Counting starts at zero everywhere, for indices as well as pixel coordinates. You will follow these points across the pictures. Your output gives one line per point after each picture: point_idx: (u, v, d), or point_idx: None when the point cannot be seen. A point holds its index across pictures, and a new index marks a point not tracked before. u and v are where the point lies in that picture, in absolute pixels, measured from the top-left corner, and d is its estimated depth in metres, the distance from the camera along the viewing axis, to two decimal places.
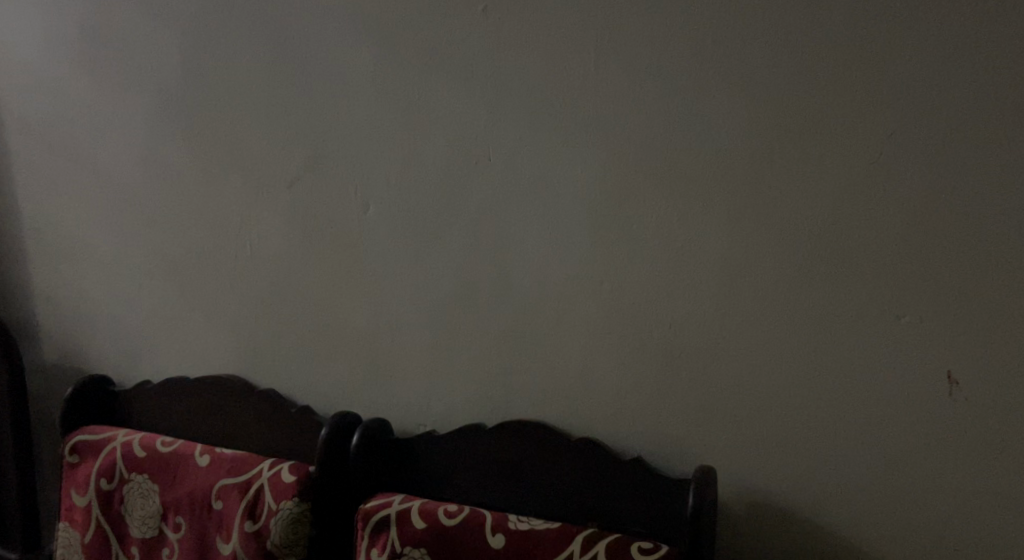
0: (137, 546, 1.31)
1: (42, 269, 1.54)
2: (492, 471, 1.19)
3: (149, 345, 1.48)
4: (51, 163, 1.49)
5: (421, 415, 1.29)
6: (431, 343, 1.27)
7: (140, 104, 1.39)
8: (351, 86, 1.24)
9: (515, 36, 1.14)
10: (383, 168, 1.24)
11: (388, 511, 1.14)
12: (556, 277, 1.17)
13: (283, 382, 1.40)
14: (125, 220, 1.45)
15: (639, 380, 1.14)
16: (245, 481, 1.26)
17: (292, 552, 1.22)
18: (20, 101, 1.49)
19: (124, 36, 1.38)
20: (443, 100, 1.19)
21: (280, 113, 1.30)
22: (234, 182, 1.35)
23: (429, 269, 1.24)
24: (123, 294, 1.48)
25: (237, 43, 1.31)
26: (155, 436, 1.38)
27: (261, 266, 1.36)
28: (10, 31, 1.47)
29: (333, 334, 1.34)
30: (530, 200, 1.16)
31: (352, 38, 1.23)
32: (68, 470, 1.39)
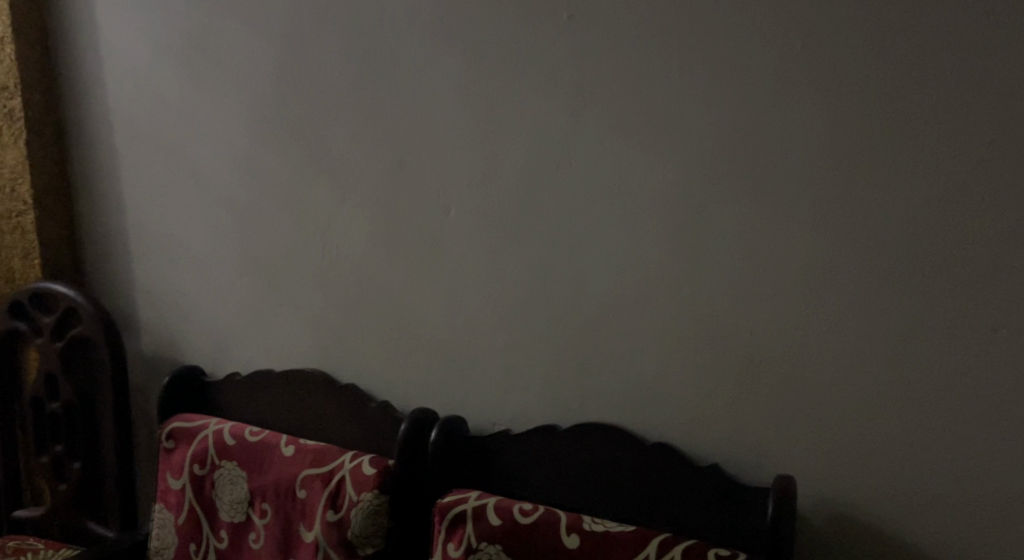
0: (226, 530, 1.38)
1: (143, 264, 1.64)
2: (566, 472, 1.20)
3: (240, 338, 1.56)
4: (154, 165, 1.58)
5: (497, 414, 1.32)
6: (508, 344, 1.29)
7: (236, 109, 1.46)
8: (436, 91, 1.28)
9: (599, 42, 1.15)
10: (465, 170, 1.27)
11: (464, 507, 1.17)
12: (634, 281, 1.17)
13: (363, 378, 1.45)
14: (220, 220, 1.53)
15: (716, 386, 1.14)
16: (328, 472, 1.31)
17: (370, 543, 1.26)
18: (127, 105, 1.58)
19: (223, 44, 1.45)
20: (525, 106, 1.21)
21: (368, 118, 1.34)
22: (322, 184, 1.41)
23: (508, 272, 1.27)
24: (216, 289, 1.56)
25: (327, 51, 1.36)
26: (244, 426, 1.45)
27: (346, 265, 1.42)
28: (118, 40, 1.56)
29: (413, 332, 1.37)
30: (609, 204, 1.17)
31: (438, 45, 1.26)
32: (165, 455, 1.48)
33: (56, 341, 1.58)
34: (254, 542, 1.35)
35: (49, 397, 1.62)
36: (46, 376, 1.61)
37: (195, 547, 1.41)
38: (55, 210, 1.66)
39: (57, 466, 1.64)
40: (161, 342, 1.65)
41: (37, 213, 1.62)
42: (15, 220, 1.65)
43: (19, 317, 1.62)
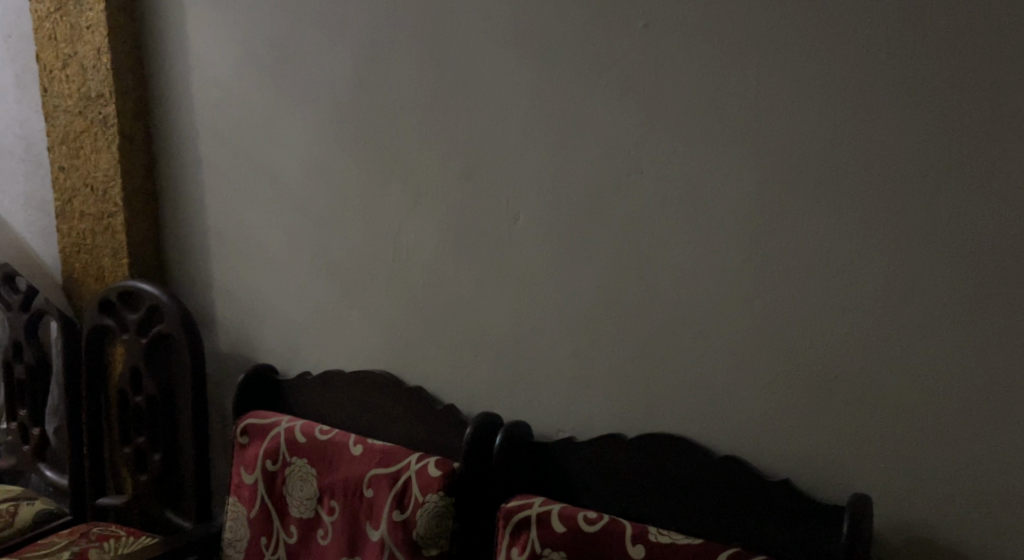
0: (296, 525, 1.42)
1: (222, 265, 1.70)
2: (631, 482, 1.19)
3: (312, 339, 1.60)
4: (235, 170, 1.64)
5: (562, 422, 1.32)
6: (575, 351, 1.29)
7: (315, 116, 1.51)
8: (508, 99, 1.29)
9: (673, 51, 1.14)
10: (535, 177, 1.28)
11: (528, 512, 1.18)
12: (705, 291, 1.16)
13: (429, 380, 1.47)
14: (296, 224, 1.57)
15: (788, 400, 1.11)
16: (395, 472, 1.33)
17: (435, 544, 1.28)
18: (212, 113, 1.65)
19: (303, 53, 1.50)
20: (597, 114, 1.21)
21: (441, 126, 1.37)
22: (395, 189, 1.44)
23: (576, 279, 1.27)
24: (290, 290, 1.61)
25: (403, 59, 1.39)
26: (315, 424, 1.49)
27: (415, 269, 1.44)
28: (205, 49, 1.63)
29: (480, 336, 1.39)
30: (680, 213, 1.16)
31: (512, 53, 1.28)
32: (239, 450, 1.53)
33: (141, 336, 1.66)
34: (322, 538, 1.39)
35: (133, 390, 1.70)
36: (131, 370, 1.69)
37: (266, 541, 1.46)
38: (142, 212, 1.73)
39: (139, 457, 1.71)
40: (237, 341, 1.71)
41: (126, 215, 1.70)
42: (105, 221, 1.73)
43: (106, 313, 1.70)
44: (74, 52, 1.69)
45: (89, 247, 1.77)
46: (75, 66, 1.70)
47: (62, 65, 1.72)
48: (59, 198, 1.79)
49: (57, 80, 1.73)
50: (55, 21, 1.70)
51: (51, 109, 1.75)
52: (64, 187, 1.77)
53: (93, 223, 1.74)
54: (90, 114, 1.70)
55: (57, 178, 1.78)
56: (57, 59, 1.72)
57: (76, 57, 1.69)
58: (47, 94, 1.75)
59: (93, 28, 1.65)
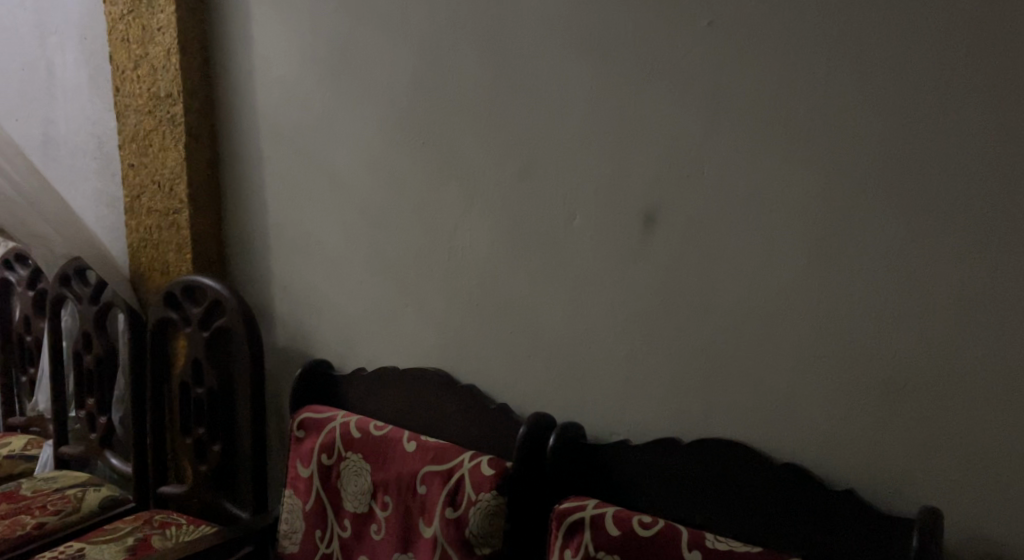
0: (350, 519, 1.44)
1: (281, 261, 1.73)
2: (686, 487, 1.18)
3: (367, 335, 1.62)
4: (295, 169, 1.67)
5: (616, 424, 1.31)
6: (630, 353, 1.27)
7: (374, 115, 1.53)
8: (567, 98, 1.28)
9: (738, 49, 1.12)
10: (593, 177, 1.27)
11: (582, 514, 1.17)
12: (766, 294, 1.13)
13: (482, 379, 1.47)
14: (354, 222, 1.59)
15: (853, 407, 1.08)
16: (448, 469, 1.34)
17: (487, 543, 1.28)
18: (274, 112, 1.68)
19: (364, 54, 1.52)
20: (657, 113, 1.20)
21: (498, 125, 1.37)
22: (451, 188, 1.44)
23: (633, 281, 1.25)
24: (347, 286, 1.63)
25: (462, 59, 1.40)
26: (369, 420, 1.50)
27: (470, 268, 1.45)
28: (269, 50, 1.66)
29: (534, 336, 1.38)
30: (742, 215, 1.14)
31: (571, 53, 1.27)
32: (295, 443, 1.56)
33: (203, 330, 1.70)
34: (375, 533, 1.40)
35: (194, 382, 1.74)
36: (192, 363, 1.73)
37: (320, 534, 1.48)
38: (206, 209, 1.78)
39: (198, 447, 1.75)
40: (294, 336, 1.74)
41: (191, 211, 1.74)
42: (171, 217, 1.78)
43: (171, 307, 1.75)
44: (146, 54, 1.74)
45: (155, 242, 1.82)
46: (146, 66, 1.75)
47: (134, 66, 1.77)
48: (128, 195, 1.84)
49: (129, 80, 1.78)
50: (128, 23, 1.75)
51: (123, 108, 1.81)
52: (132, 184, 1.83)
53: (160, 218, 1.80)
54: (160, 113, 1.75)
55: (127, 175, 1.84)
56: (129, 59, 1.77)
57: (147, 58, 1.74)
58: (119, 94, 1.81)
59: (164, 30, 1.70)
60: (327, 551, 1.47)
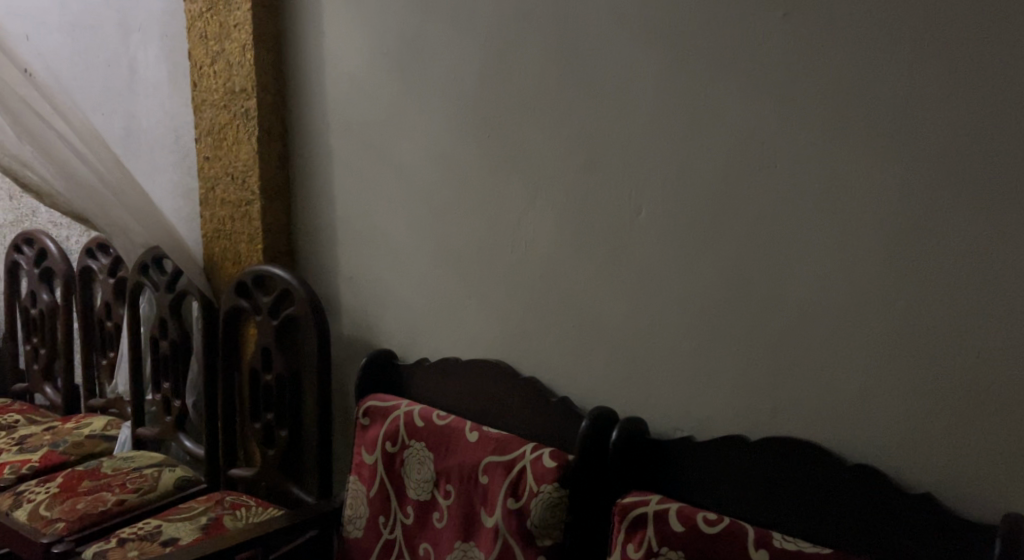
0: (413, 507, 1.47)
1: (348, 252, 1.77)
2: (751, 485, 1.16)
3: (431, 327, 1.64)
4: (362, 162, 1.70)
5: (680, 420, 1.29)
6: (697, 349, 1.26)
7: (441, 108, 1.54)
8: (635, 90, 1.27)
9: (814, 40, 1.09)
10: (659, 171, 1.26)
11: (645, 509, 1.17)
12: (840, 291, 1.10)
13: (544, 372, 1.47)
14: (419, 214, 1.62)
15: (930, 409, 1.04)
16: (510, 460, 1.35)
17: (549, 535, 1.29)
18: (343, 105, 1.71)
19: (432, 48, 1.53)
20: (728, 106, 1.18)
21: (563, 117, 1.37)
22: (516, 181, 1.45)
23: (700, 275, 1.24)
24: (411, 277, 1.66)
25: (528, 52, 1.40)
26: (432, 409, 1.53)
27: (533, 261, 1.45)
28: (340, 44, 1.69)
29: (597, 330, 1.38)
30: (816, 209, 1.11)
31: (640, 44, 1.26)
32: (360, 430, 1.59)
33: (273, 318, 1.75)
34: (438, 521, 1.43)
35: (264, 368, 1.80)
36: (262, 350, 1.78)
37: (383, 520, 1.51)
38: (277, 201, 1.82)
39: (266, 432, 1.80)
40: (359, 327, 1.78)
41: (262, 203, 1.79)
42: (243, 209, 1.82)
43: (242, 295, 1.81)
44: (222, 50, 1.79)
45: (227, 233, 1.87)
46: (223, 62, 1.80)
47: (211, 62, 1.82)
48: (203, 186, 1.90)
49: (206, 76, 1.84)
50: (206, 20, 1.81)
51: (199, 103, 1.87)
52: (207, 176, 1.89)
53: (232, 210, 1.85)
54: (234, 108, 1.80)
55: (202, 168, 1.90)
56: (206, 56, 1.83)
57: (223, 54, 1.79)
58: (196, 89, 1.87)
59: (240, 27, 1.75)
60: (390, 537, 1.49)
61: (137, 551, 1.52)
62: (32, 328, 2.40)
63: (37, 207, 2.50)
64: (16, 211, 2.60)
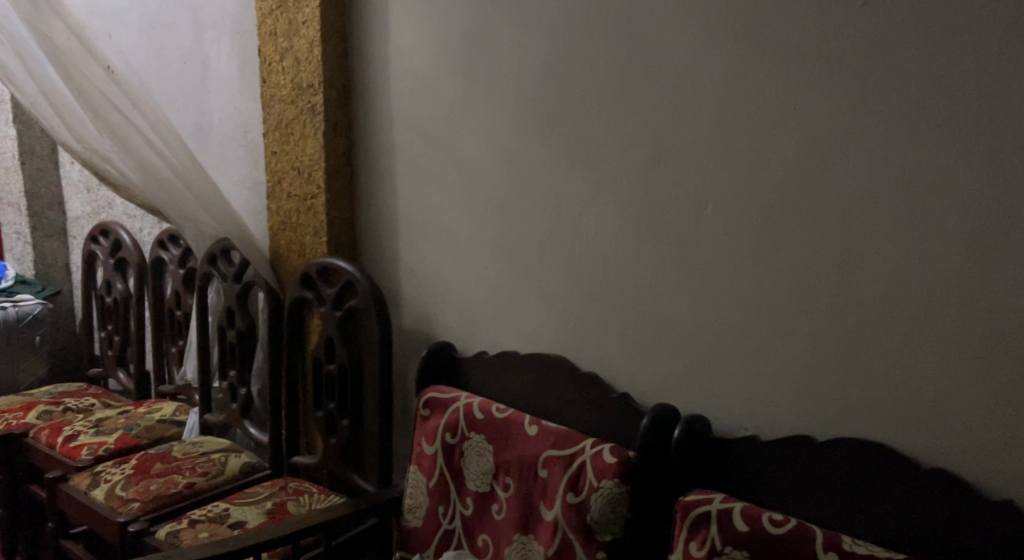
0: (472, 498, 1.48)
1: (410, 246, 1.79)
2: (817, 486, 1.14)
3: (490, 320, 1.65)
4: (426, 156, 1.72)
5: (743, 418, 1.28)
6: (762, 347, 1.24)
7: (505, 102, 1.55)
8: (702, 84, 1.26)
9: (892, 32, 1.06)
10: (725, 165, 1.25)
11: (708, 508, 1.15)
12: (915, 290, 1.07)
13: (604, 368, 1.47)
14: (480, 208, 1.63)
15: (1010, 413, 1.01)
16: (570, 455, 1.35)
17: (608, 530, 1.29)
18: (408, 100, 1.74)
19: (499, 43, 1.54)
20: (799, 100, 1.16)
21: (628, 112, 1.36)
22: (578, 176, 1.45)
23: (767, 272, 1.22)
24: (472, 271, 1.67)
25: (593, 46, 1.40)
26: (492, 402, 1.54)
27: (594, 255, 1.45)
28: (406, 40, 1.71)
29: (659, 326, 1.37)
30: (892, 205, 1.08)
31: (708, 37, 1.25)
32: (420, 421, 1.61)
33: (336, 309, 1.78)
34: (497, 513, 1.44)
35: (327, 358, 1.83)
36: (326, 340, 1.82)
37: (442, 510, 1.52)
38: (340, 195, 1.86)
39: (329, 421, 1.84)
40: (420, 319, 1.80)
41: (327, 197, 1.83)
42: (308, 202, 1.86)
43: (307, 287, 1.85)
44: (291, 46, 1.83)
45: (293, 226, 1.92)
46: (291, 58, 1.83)
47: (280, 58, 1.86)
48: (270, 180, 1.95)
49: (274, 72, 1.88)
50: (276, 17, 1.85)
51: (268, 98, 1.91)
52: (274, 170, 1.93)
53: (298, 203, 1.89)
54: (301, 103, 1.83)
55: (270, 162, 1.94)
56: (276, 53, 1.87)
57: (292, 50, 1.83)
58: (265, 85, 1.91)
59: (309, 24, 1.78)
60: (449, 528, 1.51)
61: (207, 532, 1.57)
62: (107, 316, 2.49)
63: (113, 200, 2.61)
64: (93, 203, 2.71)
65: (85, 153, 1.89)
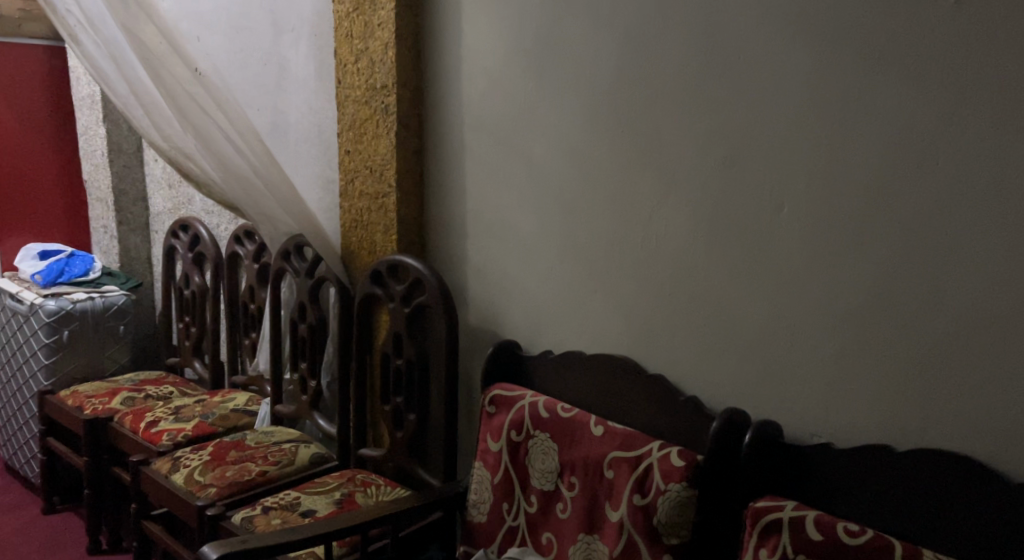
0: (536, 496, 1.49)
1: (478, 244, 1.81)
2: (894, 497, 1.11)
3: (558, 320, 1.65)
4: (495, 156, 1.73)
5: (817, 425, 1.25)
6: (838, 353, 1.21)
7: (577, 103, 1.55)
8: (781, 85, 1.24)
9: (985, 30, 1.02)
10: (804, 168, 1.22)
11: (780, 515, 1.14)
12: (1004, 297, 1.03)
13: (672, 370, 1.45)
14: (548, 208, 1.63)
15: None
16: (637, 457, 1.35)
17: (675, 534, 1.28)
18: (479, 101, 1.75)
19: (572, 44, 1.54)
20: (884, 101, 1.13)
21: (704, 113, 1.34)
22: (650, 176, 1.44)
23: (845, 276, 1.19)
24: (539, 270, 1.68)
25: (669, 47, 1.38)
26: (557, 401, 1.54)
27: (664, 256, 1.44)
28: (479, 41, 1.73)
29: (730, 329, 1.35)
30: (981, 209, 1.04)
31: (789, 37, 1.22)
32: (486, 418, 1.62)
33: (405, 306, 1.82)
34: (562, 512, 1.44)
35: (394, 353, 1.86)
36: (394, 336, 1.85)
37: (507, 507, 1.53)
38: (411, 194, 1.89)
39: (395, 415, 1.87)
40: (486, 318, 1.81)
41: (399, 195, 1.86)
42: (380, 200, 1.90)
43: (376, 283, 1.88)
44: (366, 48, 1.86)
45: (365, 224, 1.95)
46: (366, 60, 1.87)
47: (355, 60, 1.90)
48: (343, 179, 1.99)
49: (350, 73, 1.92)
50: (352, 20, 1.89)
51: (342, 99, 1.95)
52: (347, 169, 1.97)
53: (370, 201, 1.92)
54: (376, 103, 1.86)
55: (343, 161, 1.98)
56: (351, 54, 1.90)
57: (367, 52, 1.86)
58: (340, 86, 1.95)
59: (384, 26, 1.81)
60: (514, 525, 1.52)
61: (280, 519, 1.62)
62: (185, 307, 2.59)
63: (192, 196, 2.71)
64: (174, 199, 2.83)
65: (171, 151, 1.97)
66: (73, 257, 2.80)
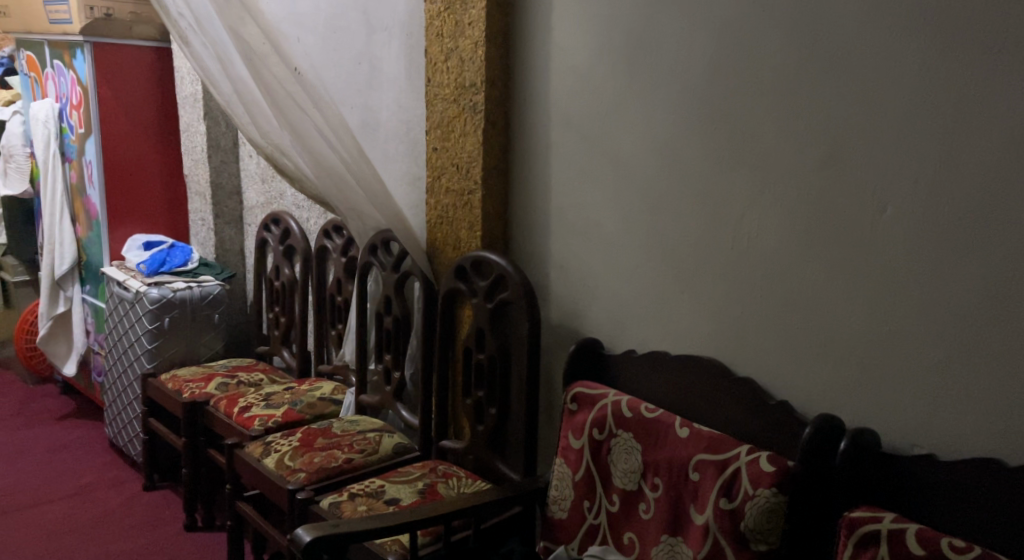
0: (618, 495, 1.48)
1: (562, 242, 1.81)
2: (1003, 514, 1.06)
3: (642, 319, 1.64)
4: (583, 154, 1.73)
5: (918, 435, 1.20)
6: (942, 362, 1.16)
7: (668, 100, 1.53)
8: (887, 82, 1.19)
9: None
10: (909, 168, 1.18)
11: (878, 527, 1.10)
12: None
13: (761, 374, 1.42)
14: (636, 207, 1.62)
15: None
16: (724, 460, 1.33)
17: (763, 540, 1.26)
18: (568, 99, 1.75)
19: (665, 41, 1.52)
20: (1001, 100, 1.07)
21: (802, 111, 1.31)
22: (743, 175, 1.41)
23: (952, 282, 1.14)
24: (624, 268, 1.67)
25: (767, 43, 1.35)
26: (640, 401, 1.53)
27: (756, 258, 1.40)
28: (569, 39, 1.73)
29: (825, 333, 1.31)
30: None
31: (898, 32, 1.18)
32: (568, 415, 1.62)
33: (488, 301, 1.83)
34: (644, 512, 1.43)
35: (477, 347, 1.89)
36: (476, 330, 1.87)
37: (588, 505, 1.53)
38: (496, 190, 1.90)
39: (477, 409, 1.89)
40: (569, 315, 1.81)
41: (484, 192, 1.87)
42: (465, 197, 1.92)
43: (460, 278, 1.91)
44: (456, 47, 1.88)
45: (450, 220, 1.98)
46: (456, 58, 1.89)
47: (445, 58, 1.92)
48: (430, 175, 2.02)
49: (440, 71, 1.94)
50: (444, 19, 1.90)
51: (431, 97, 1.97)
52: (434, 166, 2.00)
53: (455, 198, 1.95)
54: (464, 101, 1.88)
55: (430, 158, 2.01)
56: (441, 53, 1.92)
57: (457, 50, 1.88)
58: (429, 84, 1.98)
59: (474, 24, 1.83)
60: (595, 523, 1.52)
61: (365, 506, 1.67)
62: (275, 298, 2.69)
63: (284, 190, 2.80)
64: (267, 193, 2.93)
65: (268, 147, 2.05)
66: (174, 248, 2.95)
